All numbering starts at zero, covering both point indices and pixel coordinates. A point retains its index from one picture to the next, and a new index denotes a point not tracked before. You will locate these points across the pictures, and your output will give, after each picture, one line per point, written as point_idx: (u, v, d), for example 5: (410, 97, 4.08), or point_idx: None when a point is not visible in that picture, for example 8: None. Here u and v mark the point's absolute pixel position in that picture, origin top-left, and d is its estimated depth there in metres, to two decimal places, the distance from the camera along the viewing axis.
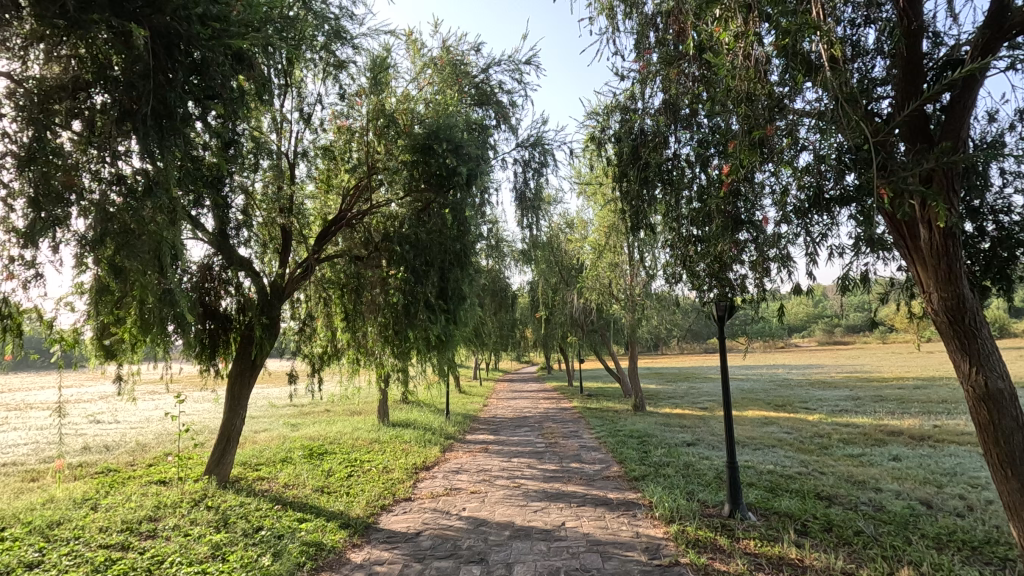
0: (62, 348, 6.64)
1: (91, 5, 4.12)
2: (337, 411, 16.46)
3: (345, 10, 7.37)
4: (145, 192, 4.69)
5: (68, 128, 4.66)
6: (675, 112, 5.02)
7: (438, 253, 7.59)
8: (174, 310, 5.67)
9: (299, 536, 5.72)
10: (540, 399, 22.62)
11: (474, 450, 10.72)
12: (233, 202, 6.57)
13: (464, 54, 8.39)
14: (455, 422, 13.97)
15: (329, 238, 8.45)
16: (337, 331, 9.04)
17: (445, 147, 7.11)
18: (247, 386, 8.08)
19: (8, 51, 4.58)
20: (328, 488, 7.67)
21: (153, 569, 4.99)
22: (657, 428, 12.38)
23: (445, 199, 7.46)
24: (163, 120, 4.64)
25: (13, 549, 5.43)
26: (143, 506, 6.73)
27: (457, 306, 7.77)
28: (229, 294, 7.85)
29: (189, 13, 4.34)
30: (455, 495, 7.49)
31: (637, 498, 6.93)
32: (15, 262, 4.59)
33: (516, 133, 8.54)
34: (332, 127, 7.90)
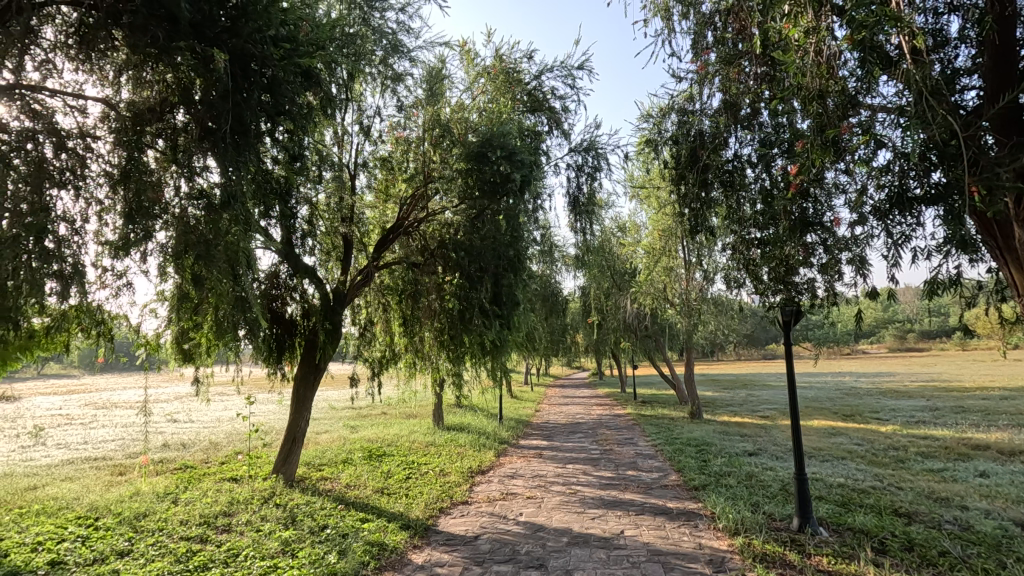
0: (146, 351, 7.21)
1: (177, 34, 4.47)
2: (394, 413, 16.89)
3: (402, 24, 7.60)
4: (222, 205, 4.97)
5: (154, 147, 5.05)
6: (735, 112, 4.91)
7: (491, 260, 7.62)
8: (246, 316, 5.99)
9: (362, 536, 5.88)
10: (593, 405, 22.38)
11: (529, 456, 10.73)
12: (299, 212, 6.80)
13: (516, 62, 8.46)
14: (508, 427, 14.02)
15: (387, 245, 8.68)
16: (395, 336, 9.30)
17: (498, 154, 7.17)
18: (312, 388, 8.42)
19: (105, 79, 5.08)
20: (388, 489, 7.87)
21: (229, 562, 5.27)
22: (716, 437, 12.02)
23: (500, 206, 7.45)
24: (239, 137, 4.94)
25: (106, 538, 5.86)
26: (218, 502, 7.11)
27: (511, 312, 7.84)
28: (295, 301, 8.17)
29: (264, 35, 4.67)
30: (512, 500, 7.53)
31: (698, 508, 6.75)
32: (107, 272, 5.05)
33: (569, 138, 8.55)
34: (389, 138, 8.14)
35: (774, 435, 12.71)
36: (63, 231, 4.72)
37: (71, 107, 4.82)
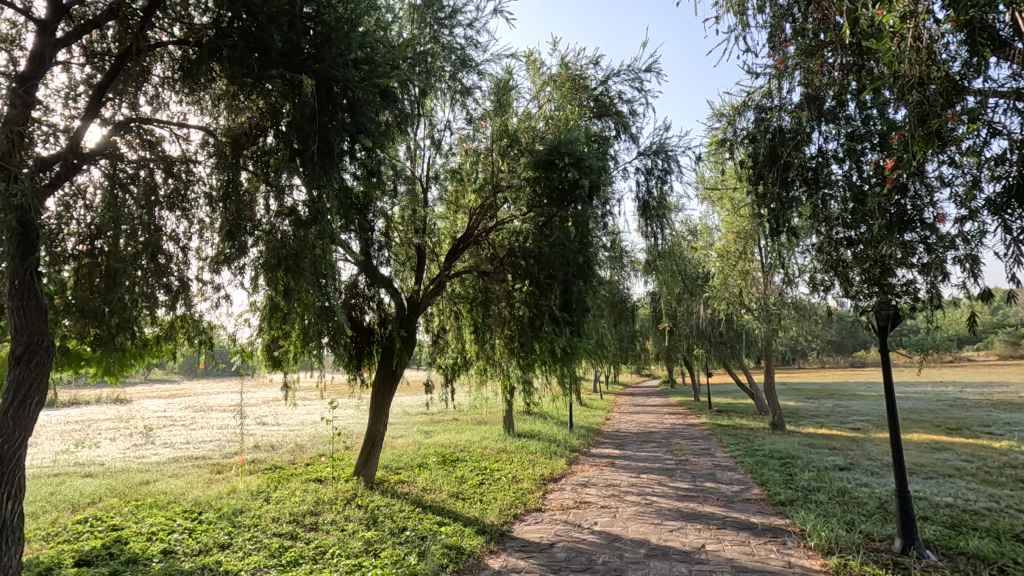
0: (241, 358, 7.74)
1: (269, 63, 4.84)
2: (465, 419, 17.20)
3: (470, 39, 7.82)
4: (310, 220, 5.31)
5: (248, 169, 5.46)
6: (818, 106, 4.64)
7: (561, 267, 7.58)
8: (330, 324, 6.34)
9: (440, 539, 6.02)
10: (666, 414, 21.71)
11: (601, 464, 10.58)
12: (375, 225, 7.07)
13: (583, 69, 8.48)
14: (579, 435, 13.88)
15: (458, 254, 8.85)
16: (466, 344, 9.41)
17: (567, 161, 7.21)
18: (389, 394, 8.72)
19: (204, 108, 5.57)
20: (463, 494, 8.00)
21: (317, 559, 5.55)
22: (801, 449, 11.34)
23: (568, 212, 7.48)
24: (324, 156, 5.26)
25: (209, 531, 6.34)
26: (306, 501, 7.51)
27: (581, 319, 7.79)
28: (372, 309, 8.59)
29: (345, 59, 4.99)
30: (586, 508, 7.45)
31: (786, 524, 6.39)
32: (207, 285, 5.52)
33: (637, 141, 8.43)
34: (459, 150, 8.42)
35: (868, 449, 11.80)
36: (171, 249, 5.18)
37: (176, 135, 5.29)
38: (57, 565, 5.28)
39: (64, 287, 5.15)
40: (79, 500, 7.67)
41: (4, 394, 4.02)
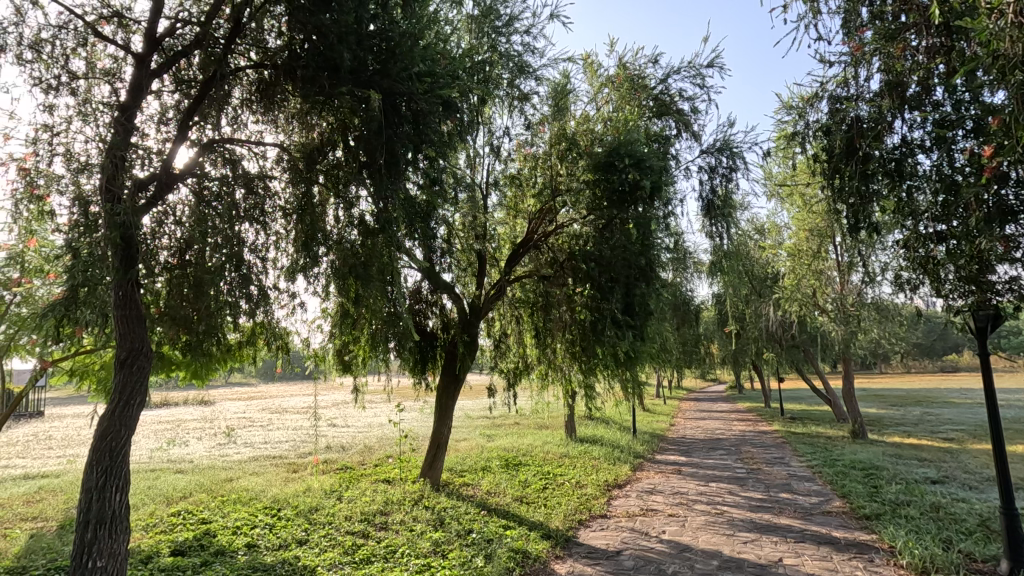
0: (314, 362, 8.11)
1: (340, 82, 5.12)
2: (526, 424, 17.25)
3: (528, 46, 7.87)
4: (378, 229, 5.53)
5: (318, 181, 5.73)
6: (901, 93, 4.34)
7: (622, 269, 7.48)
8: (398, 329, 6.55)
9: (506, 542, 6.05)
10: (734, 420, 20.85)
11: (667, 472, 10.30)
12: (437, 232, 7.14)
13: (641, 68, 8.34)
14: (643, 441, 13.58)
15: (517, 260, 8.91)
16: (527, 348, 9.44)
17: (627, 162, 7.12)
18: (452, 398, 8.89)
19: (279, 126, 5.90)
20: (527, 498, 8.01)
21: (389, 557, 5.72)
22: (887, 460, 10.57)
23: (628, 214, 7.40)
24: (390, 167, 5.47)
25: (288, 527, 6.67)
26: (376, 501, 7.76)
27: (644, 322, 7.70)
28: (435, 314, 8.79)
29: (410, 73, 5.24)
30: (653, 516, 7.27)
31: (872, 540, 5.98)
32: (283, 293, 5.85)
33: (699, 139, 8.20)
34: (518, 156, 8.42)
35: (965, 461, 10.83)
36: (251, 260, 5.54)
37: (255, 153, 5.62)
38: (155, 554, 5.74)
39: (159, 296, 5.60)
40: (172, 494, 8.28)
41: (112, 395, 4.41)
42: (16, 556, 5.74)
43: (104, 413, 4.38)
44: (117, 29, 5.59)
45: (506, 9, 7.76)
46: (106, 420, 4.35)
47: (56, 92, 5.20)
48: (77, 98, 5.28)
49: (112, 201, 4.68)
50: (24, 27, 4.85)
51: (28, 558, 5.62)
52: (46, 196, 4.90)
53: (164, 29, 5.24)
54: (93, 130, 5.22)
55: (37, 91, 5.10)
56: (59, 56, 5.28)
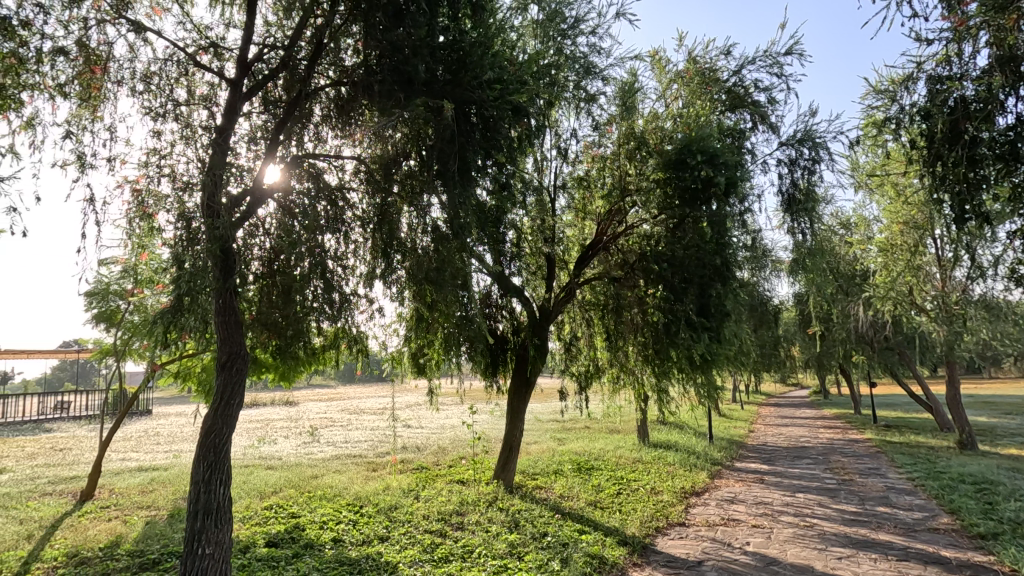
0: (391, 365, 8.40)
1: (415, 93, 5.35)
2: (597, 428, 17.05)
3: (594, 46, 7.83)
4: (451, 235, 5.68)
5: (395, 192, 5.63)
6: (1013, 68, 3.94)
7: (696, 269, 7.19)
8: (470, 333, 6.66)
9: (582, 547, 5.99)
10: (820, 428, 19.58)
11: (748, 480, 9.83)
12: (507, 236, 7.19)
13: (713, 61, 8.06)
14: (721, 448, 13.06)
15: (586, 262, 8.82)
16: (598, 350, 9.34)
17: (699, 159, 6.88)
18: (523, 401, 8.95)
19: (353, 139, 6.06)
20: (600, 503, 7.91)
21: (466, 556, 5.83)
22: (1003, 473, 9.56)
23: (701, 212, 7.13)
24: (463, 173, 5.64)
25: (370, 524, 6.95)
26: (451, 501, 7.92)
27: (720, 324, 7.32)
28: (505, 318, 8.87)
29: (481, 81, 5.41)
30: (735, 527, 6.97)
31: (990, 562, 5.43)
32: (363, 299, 6.11)
33: (777, 131, 7.81)
34: (585, 157, 8.39)
35: None
36: (333, 268, 5.83)
37: (335, 165, 5.90)
38: (252, 544, 6.16)
39: (252, 304, 6.04)
40: (265, 489, 8.86)
41: (214, 396, 4.77)
42: (135, 540, 6.34)
43: (207, 412, 4.75)
44: (214, 59, 6.08)
45: (571, 11, 7.77)
46: (210, 419, 4.71)
47: (162, 119, 5.72)
48: (180, 124, 5.78)
49: (212, 216, 5.10)
50: (137, 62, 5.38)
51: (145, 543, 6.19)
52: (155, 214, 5.38)
53: (254, 54, 5.65)
54: (194, 152, 5.70)
55: (147, 119, 5.63)
56: (165, 86, 5.80)
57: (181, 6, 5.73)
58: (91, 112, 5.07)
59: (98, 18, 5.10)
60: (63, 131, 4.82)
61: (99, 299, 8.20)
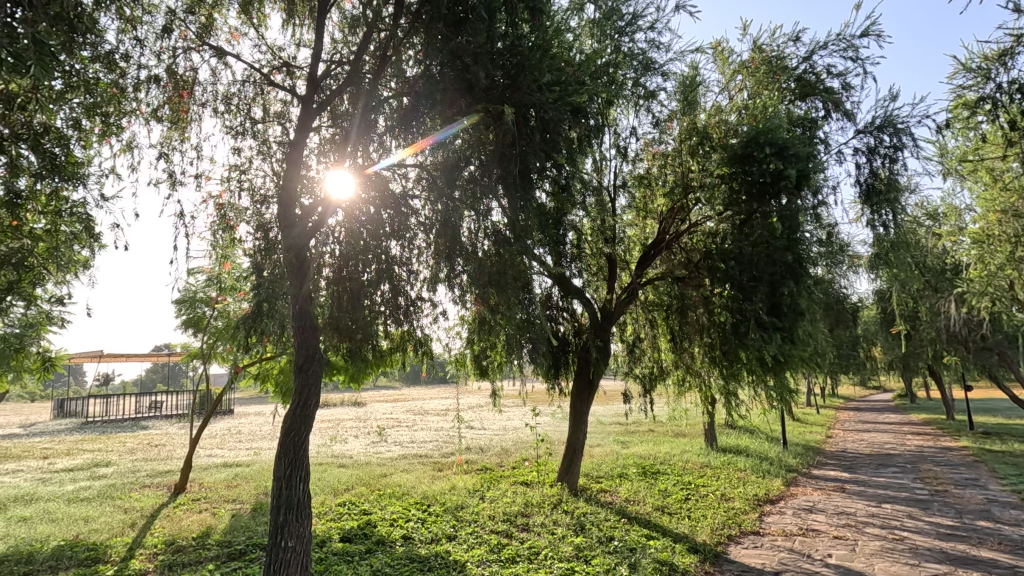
0: (455, 367, 8.56)
1: (475, 100, 5.46)
2: (662, 431, 16.65)
3: (653, 42, 7.67)
4: (514, 239, 5.72)
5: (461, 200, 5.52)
6: None
7: (767, 267, 6.80)
8: (532, 335, 6.65)
9: (650, 553, 5.86)
10: (908, 434, 18.19)
11: (828, 489, 9.28)
12: (568, 237, 7.15)
13: (780, 48, 7.70)
14: (796, 454, 12.42)
15: (649, 261, 8.66)
16: (663, 352, 9.13)
17: (768, 151, 6.60)
18: (586, 404, 8.89)
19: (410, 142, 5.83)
20: (668, 509, 7.72)
21: (533, 558, 5.83)
22: None
23: (770, 207, 6.85)
24: (523, 176, 5.75)
25: (438, 523, 7.10)
26: (516, 502, 7.97)
27: (794, 324, 6.89)
28: (566, 319, 8.82)
29: (539, 84, 5.40)
30: (815, 537, 6.60)
31: None
32: (427, 303, 6.26)
33: (853, 119, 7.36)
34: (645, 155, 8.21)
35: None
36: (400, 272, 6.15)
37: (398, 174, 5.99)
38: (328, 538, 6.45)
39: (325, 309, 6.34)
40: (338, 486, 9.25)
41: (293, 396, 5.02)
42: (222, 531, 6.79)
43: (287, 412, 5.01)
44: (286, 77, 6.44)
45: (628, 8, 7.66)
46: (290, 418, 4.97)
47: (241, 137, 6.11)
48: (257, 140, 6.15)
49: (285, 226, 5.37)
50: (218, 85, 5.78)
51: (232, 534, 6.62)
52: (236, 225, 5.75)
53: (323, 71, 5.94)
54: (269, 166, 6.04)
55: (228, 137, 6.03)
56: (244, 105, 6.20)
57: (256, 30, 6.11)
58: (180, 133, 5.49)
59: (184, 46, 5.51)
60: (157, 152, 5.25)
61: (187, 306, 8.88)
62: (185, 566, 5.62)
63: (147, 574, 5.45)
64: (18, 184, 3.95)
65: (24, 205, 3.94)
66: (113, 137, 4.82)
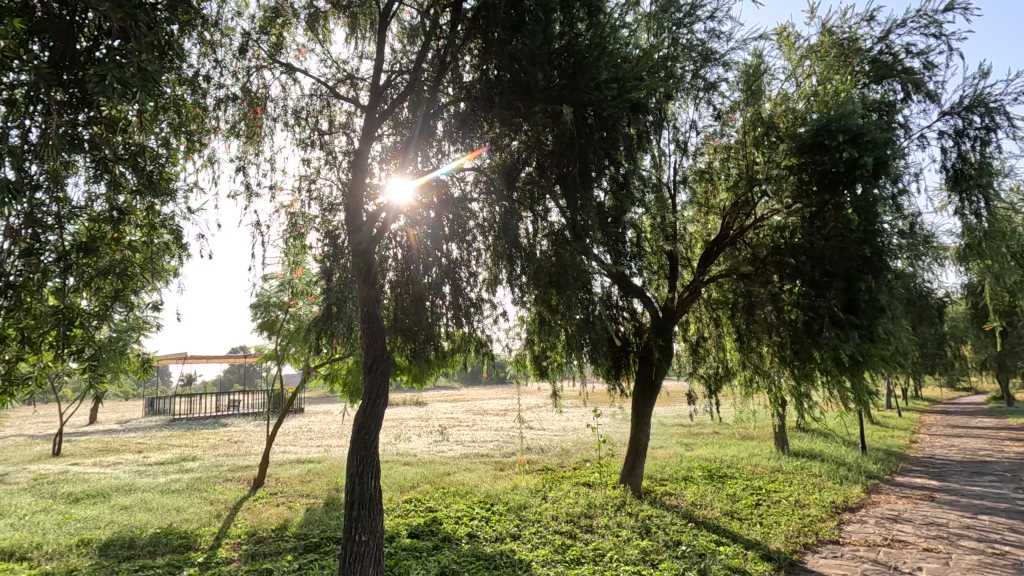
0: (516, 367, 8.65)
1: (533, 101, 5.44)
2: (728, 433, 16.09)
3: (713, 32, 7.44)
4: (574, 238, 5.71)
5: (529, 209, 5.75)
6: None
7: (840, 262, 6.39)
8: (595, 336, 6.64)
9: (720, 559, 5.69)
10: (1006, 440, 16.68)
11: (914, 498, 8.66)
12: (628, 235, 7.08)
13: (853, 30, 7.29)
14: (877, 459, 11.68)
15: (712, 258, 8.53)
16: (729, 351, 8.83)
17: (841, 139, 6.24)
18: (648, 404, 8.74)
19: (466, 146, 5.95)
20: (738, 514, 7.45)
21: (598, 560, 5.79)
22: None
23: (843, 198, 6.42)
24: (582, 177, 5.64)
25: (502, 522, 7.17)
26: (579, 503, 7.92)
27: (873, 321, 6.42)
28: (626, 319, 8.68)
29: (598, 83, 5.39)
30: (902, 549, 6.19)
31: None
32: (488, 305, 6.35)
33: (937, 100, 6.85)
34: (707, 149, 8.09)
35: None
36: (463, 275, 6.18)
37: (457, 178, 6.08)
38: (397, 534, 6.65)
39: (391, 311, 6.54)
40: (404, 483, 9.54)
41: (363, 394, 5.24)
42: (299, 525, 7.14)
43: (358, 411, 5.22)
44: (350, 89, 6.70)
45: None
46: (360, 416, 5.17)
47: (310, 148, 6.41)
48: (324, 151, 6.43)
49: (354, 230, 5.60)
50: (288, 100, 6.09)
51: (308, 527, 6.96)
52: (307, 232, 6.05)
53: (384, 80, 6.12)
54: (335, 175, 6.31)
55: (298, 149, 6.34)
56: (312, 118, 6.50)
57: (322, 46, 6.39)
58: (255, 147, 5.83)
59: (257, 65, 5.85)
60: (235, 166, 5.61)
61: (263, 310, 9.39)
62: (267, 556, 5.95)
63: (233, 562, 5.81)
64: (117, 201, 4.34)
65: (123, 220, 4.32)
66: (197, 153, 5.17)
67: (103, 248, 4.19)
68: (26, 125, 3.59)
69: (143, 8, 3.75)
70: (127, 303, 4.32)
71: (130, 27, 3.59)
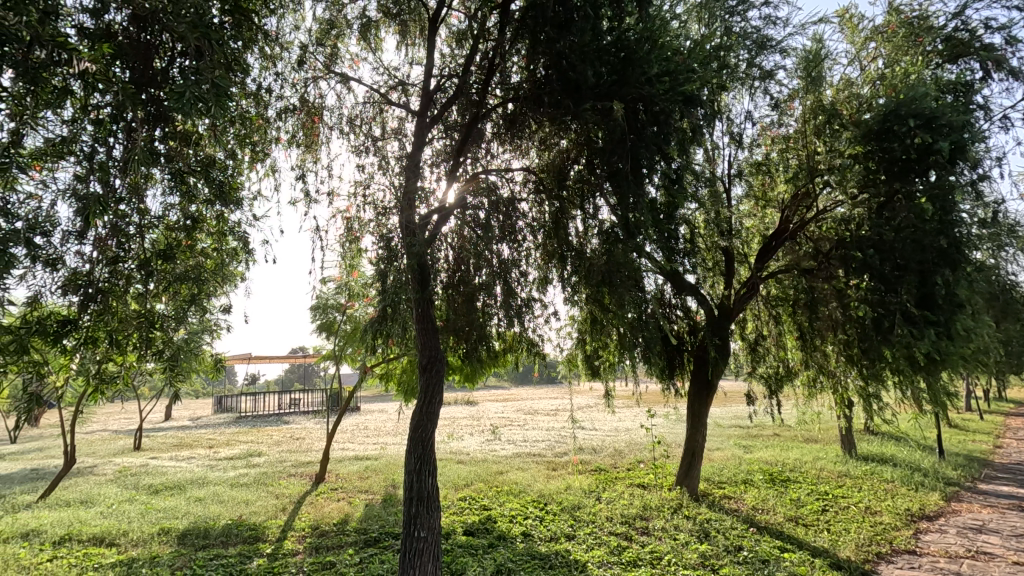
0: (568, 366, 8.63)
1: (583, 98, 5.38)
2: (790, 436, 15.41)
3: (768, 18, 7.17)
4: (624, 236, 5.62)
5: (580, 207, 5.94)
6: None
7: (914, 255, 5.98)
8: (647, 335, 6.53)
9: (785, 566, 5.47)
10: None
11: (1001, 507, 8.02)
12: (681, 231, 6.94)
13: (923, 6, 6.84)
14: (957, 465, 10.89)
15: (771, 253, 8.26)
16: (790, 350, 8.47)
17: (912, 124, 5.88)
18: (704, 405, 8.52)
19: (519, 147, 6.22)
20: (802, 520, 7.14)
21: (655, 563, 5.68)
22: None
23: (914, 186, 6.08)
24: (632, 175, 5.41)
25: (556, 521, 7.15)
26: (634, 504, 7.80)
27: (951, 317, 5.88)
28: (681, 317, 8.48)
29: (649, 76, 5.19)
30: (988, 562, 5.76)
31: None
32: (539, 304, 6.34)
33: (1021, 78, 6.33)
34: (764, 140, 7.84)
35: None
36: (512, 275, 6.15)
37: (507, 178, 6.12)
38: (453, 531, 6.76)
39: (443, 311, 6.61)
40: (458, 481, 9.67)
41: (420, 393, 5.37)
42: (358, 520, 7.37)
43: (415, 410, 5.36)
44: (401, 95, 6.86)
45: None
46: (417, 415, 5.29)
47: (365, 154, 6.61)
48: (378, 156, 6.61)
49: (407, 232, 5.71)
50: (343, 108, 6.30)
51: (367, 522, 7.17)
52: (362, 236, 6.23)
53: (434, 85, 6.23)
54: (389, 179, 6.49)
55: (353, 155, 6.55)
56: (366, 124, 6.68)
57: (374, 54, 6.57)
58: (313, 155, 6.06)
59: (314, 76, 6.07)
60: (295, 174, 5.84)
61: (322, 312, 9.76)
62: (330, 549, 6.17)
63: (299, 553, 6.07)
64: (190, 210, 4.58)
65: (197, 227, 4.56)
66: (260, 163, 5.42)
67: (179, 256, 4.52)
68: (110, 143, 3.87)
69: (212, 27, 3.94)
70: (201, 307, 4.64)
71: (202, 47, 3.81)
